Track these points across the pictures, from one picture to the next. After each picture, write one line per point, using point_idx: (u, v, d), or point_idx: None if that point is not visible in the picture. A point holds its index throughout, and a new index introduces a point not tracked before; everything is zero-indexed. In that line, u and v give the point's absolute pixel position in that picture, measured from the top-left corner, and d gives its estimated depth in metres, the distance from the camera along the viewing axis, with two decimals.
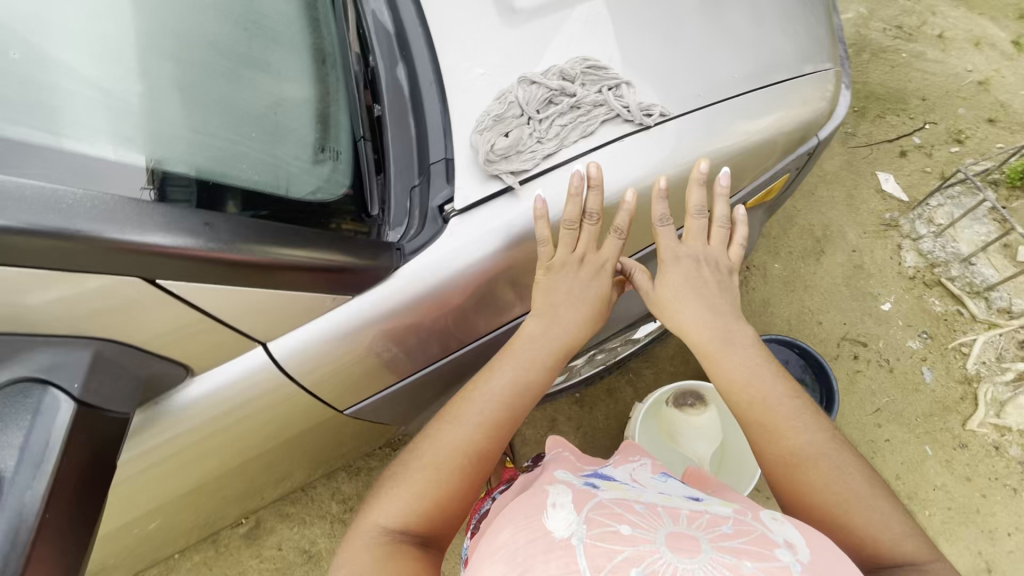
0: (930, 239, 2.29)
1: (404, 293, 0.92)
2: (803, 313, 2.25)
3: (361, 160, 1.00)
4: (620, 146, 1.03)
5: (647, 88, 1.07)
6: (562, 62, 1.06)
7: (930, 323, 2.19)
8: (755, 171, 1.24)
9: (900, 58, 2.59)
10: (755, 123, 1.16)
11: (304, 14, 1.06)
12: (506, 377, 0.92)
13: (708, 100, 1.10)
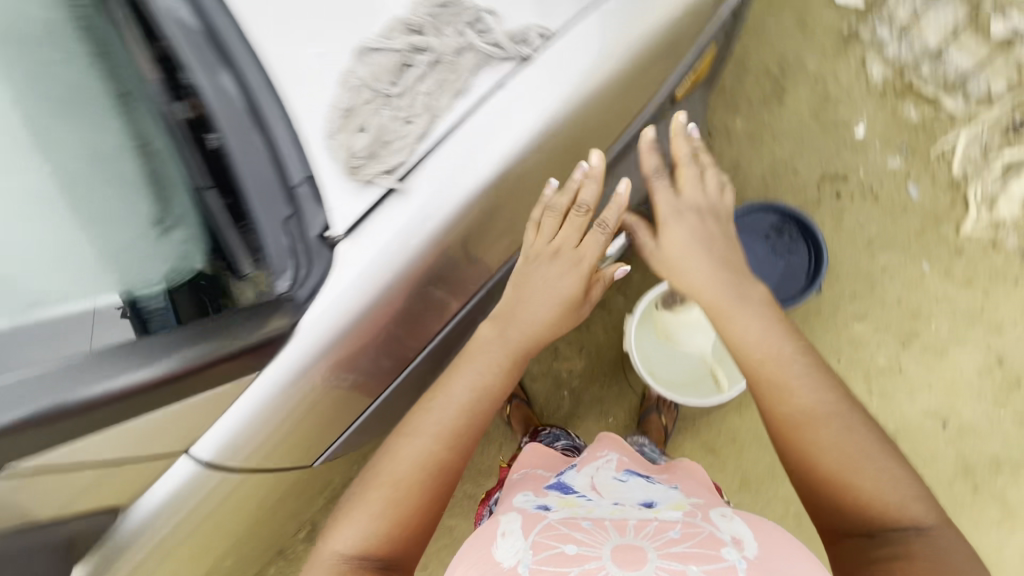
0: (895, 42, 2.08)
1: (327, 330, 0.88)
2: (777, 165, 2.12)
3: (211, 215, 0.85)
4: (497, 101, 0.97)
5: (513, 16, 1.02)
6: (407, 13, 0.99)
7: (908, 135, 2.06)
8: (666, 61, 1.13)
9: None
10: (646, 14, 1.07)
11: (85, 47, 0.87)
12: (463, 387, 0.92)
13: (583, 8, 1.04)
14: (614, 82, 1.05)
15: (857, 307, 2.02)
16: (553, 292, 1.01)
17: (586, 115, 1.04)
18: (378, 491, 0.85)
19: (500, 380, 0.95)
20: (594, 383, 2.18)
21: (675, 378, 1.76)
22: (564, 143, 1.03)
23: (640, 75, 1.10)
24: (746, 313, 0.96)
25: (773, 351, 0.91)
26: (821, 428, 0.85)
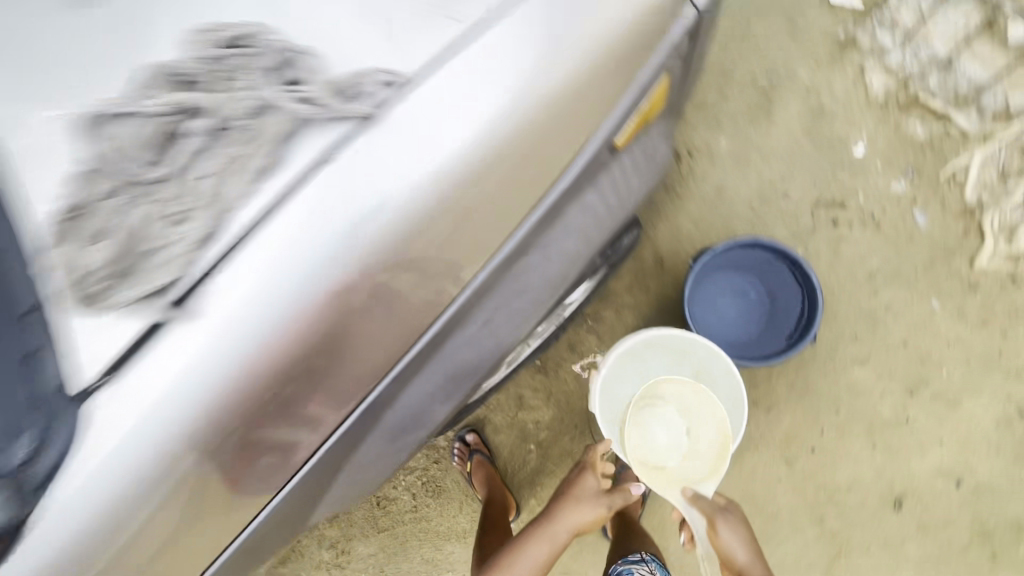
0: (898, 49, 1.85)
1: (90, 515, 0.61)
2: (765, 189, 1.88)
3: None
4: (309, 164, 0.64)
5: (342, 58, 0.67)
6: (189, 57, 0.65)
7: (915, 154, 1.82)
8: (595, 115, 0.77)
9: None
10: (557, 45, 0.69)
11: None
12: (535, 552, 1.27)
13: (451, 43, 0.66)
14: (510, 161, 0.70)
15: (859, 349, 1.78)
16: (592, 509, 1.30)
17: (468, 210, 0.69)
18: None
19: (552, 555, 1.28)
20: (564, 434, 1.94)
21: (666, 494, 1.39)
22: (435, 245, 0.69)
23: (577, 95, 0.72)
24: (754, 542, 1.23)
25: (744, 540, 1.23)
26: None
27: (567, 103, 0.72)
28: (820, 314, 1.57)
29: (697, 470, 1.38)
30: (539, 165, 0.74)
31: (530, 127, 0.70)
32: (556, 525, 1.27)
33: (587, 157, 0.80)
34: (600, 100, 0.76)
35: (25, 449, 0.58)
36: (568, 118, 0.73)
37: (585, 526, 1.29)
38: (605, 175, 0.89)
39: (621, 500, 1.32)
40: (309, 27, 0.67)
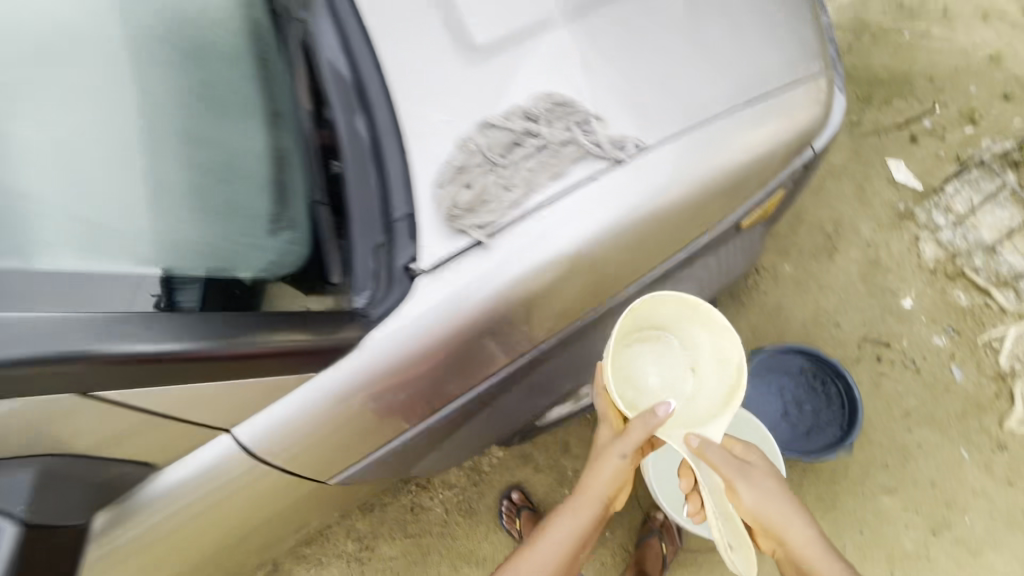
0: (949, 229, 2.19)
1: (368, 368, 0.81)
2: (819, 315, 2.15)
3: (321, 229, 0.86)
4: (594, 168, 0.89)
5: (620, 117, 0.92)
6: (525, 100, 0.91)
7: (958, 317, 2.08)
8: (745, 196, 1.07)
9: (904, 40, 2.58)
10: (744, 143, 1.01)
11: (250, 48, 0.93)
12: (565, 524, 1.05)
13: (689, 125, 0.95)
14: (696, 207, 0.99)
15: (889, 479, 1.92)
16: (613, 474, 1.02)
17: (661, 232, 0.97)
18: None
19: (586, 529, 1.06)
20: None
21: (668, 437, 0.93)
22: (639, 248, 0.96)
23: (749, 177, 1.04)
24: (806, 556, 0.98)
25: (780, 518, 0.96)
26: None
27: (742, 181, 1.03)
28: (857, 428, 1.77)
29: (706, 404, 0.96)
30: (704, 218, 1.03)
31: (720, 189, 1.00)
32: (585, 496, 1.04)
33: (731, 221, 1.10)
34: (755, 186, 1.08)
35: (194, 302, 0.74)
36: (735, 191, 1.04)
37: (613, 486, 1.03)
38: (727, 244, 1.16)
39: (637, 433, 0.91)
40: (592, 89, 0.93)
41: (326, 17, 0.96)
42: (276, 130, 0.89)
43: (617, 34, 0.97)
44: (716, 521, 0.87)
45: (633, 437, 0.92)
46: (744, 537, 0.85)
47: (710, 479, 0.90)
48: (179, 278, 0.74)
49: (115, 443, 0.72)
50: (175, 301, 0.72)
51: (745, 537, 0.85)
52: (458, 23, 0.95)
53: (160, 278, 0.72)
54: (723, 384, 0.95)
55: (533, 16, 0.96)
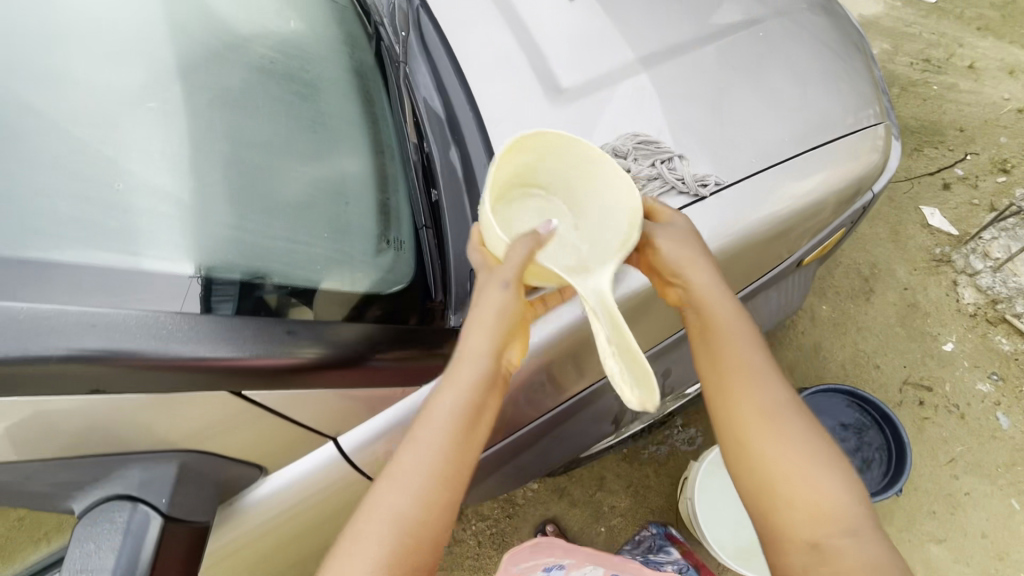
0: (988, 274, 2.19)
1: None
2: (859, 356, 2.14)
3: (423, 252, 0.87)
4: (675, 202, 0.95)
5: (699, 156, 0.98)
6: (613, 139, 0.98)
7: (1001, 364, 2.07)
8: (809, 234, 1.12)
9: (931, 91, 2.68)
10: (813, 182, 1.06)
11: (354, 84, 0.99)
12: (446, 399, 0.72)
13: (763, 166, 1.01)
14: (767, 242, 1.04)
15: (937, 528, 1.86)
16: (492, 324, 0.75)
17: (735, 265, 1.02)
18: (371, 549, 0.65)
19: (475, 399, 0.73)
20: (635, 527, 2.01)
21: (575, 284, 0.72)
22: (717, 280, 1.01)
23: (815, 217, 1.09)
24: (750, 392, 0.73)
25: (721, 308, 0.76)
26: (770, 401, 0.72)
27: (809, 220, 1.09)
28: (907, 473, 1.73)
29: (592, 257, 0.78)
30: (771, 253, 1.08)
31: (789, 227, 1.06)
32: (461, 359, 0.75)
33: (796, 258, 1.15)
34: (819, 224, 1.13)
35: (229, 307, 0.66)
36: (802, 229, 1.09)
37: (501, 335, 0.76)
38: (788, 279, 1.20)
39: (521, 257, 0.72)
40: (670, 128, 1.00)
41: (422, 64, 1.09)
42: (381, 154, 0.92)
43: (694, 80, 1.05)
44: (610, 346, 0.65)
45: (512, 266, 0.73)
46: (640, 367, 0.61)
47: (599, 283, 0.72)
48: (218, 280, 0.67)
49: (225, 440, 0.69)
50: (210, 304, 0.65)
51: (630, 340, 0.62)
52: (545, 68, 1.04)
53: (198, 278, 0.66)
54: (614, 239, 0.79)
55: (614, 64, 1.04)
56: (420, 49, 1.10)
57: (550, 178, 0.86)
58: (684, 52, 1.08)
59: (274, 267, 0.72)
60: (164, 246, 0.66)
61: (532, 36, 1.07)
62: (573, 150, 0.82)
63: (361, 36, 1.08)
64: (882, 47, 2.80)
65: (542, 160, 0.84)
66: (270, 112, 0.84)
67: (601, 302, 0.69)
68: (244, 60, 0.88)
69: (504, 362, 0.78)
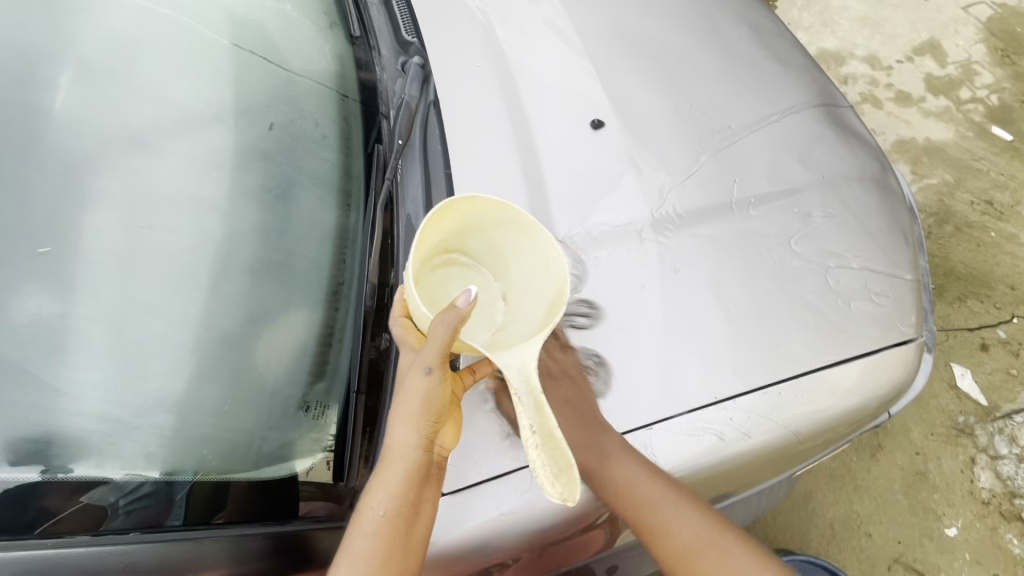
0: (1011, 462, 2.00)
1: None
2: (850, 518, 1.93)
3: (348, 423, 0.77)
4: (650, 413, 0.84)
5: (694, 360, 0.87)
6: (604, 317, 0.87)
7: (1005, 566, 1.88)
8: (811, 452, 0.98)
9: (988, 237, 2.47)
10: (822, 404, 0.93)
11: (329, 198, 0.90)
12: (379, 502, 0.69)
13: (766, 382, 0.90)
14: (757, 464, 0.90)
15: None
16: (418, 409, 0.68)
17: (716, 484, 0.89)
18: None
19: (411, 497, 0.69)
20: None
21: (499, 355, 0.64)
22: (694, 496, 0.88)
23: (820, 440, 0.96)
24: (675, 532, 0.79)
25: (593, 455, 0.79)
26: (699, 542, 0.78)
27: (813, 442, 0.95)
28: None
29: (522, 331, 0.74)
30: (761, 472, 0.93)
31: (787, 450, 0.92)
32: (388, 455, 0.70)
33: (790, 472, 1.01)
34: (823, 444, 0.98)
35: (180, 516, 0.67)
36: (804, 450, 0.95)
37: (427, 424, 0.69)
38: (776, 485, 1.05)
39: (438, 338, 0.63)
40: (666, 316, 0.88)
41: (416, 170, 0.95)
42: (337, 295, 0.83)
43: (710, 264, 0.94)
44: (529, 433, 0.56)
45: (437, 346, 0.63)
46: (565, 457, 0.54)
47: (527, 357, 0.62)
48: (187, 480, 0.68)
49: None
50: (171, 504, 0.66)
51: (553, 424, 0.56)
52: (545, 211, 0.94)
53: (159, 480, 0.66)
54: (543, 304, 0.74)
55: (622, 222, 0.95)
56: (418, 152, 0.97)
57: (469, 236, 0.80)
58: (702, 219, 0.97)
59: (182, 450, 0.68)
60: (70, 427, 0.63)
61: (541, 171, 0.98)
62: (490, 214, 0.76)
63: (356, 136, 0.97)
64: (943, 178, 2.60)
65: (460, 224, 0.77)
66: (220, 245, 0.77)
67: (525, 381, 0.60)
68: (208, 176, 0.80)
69: (434, 448, 0.73)
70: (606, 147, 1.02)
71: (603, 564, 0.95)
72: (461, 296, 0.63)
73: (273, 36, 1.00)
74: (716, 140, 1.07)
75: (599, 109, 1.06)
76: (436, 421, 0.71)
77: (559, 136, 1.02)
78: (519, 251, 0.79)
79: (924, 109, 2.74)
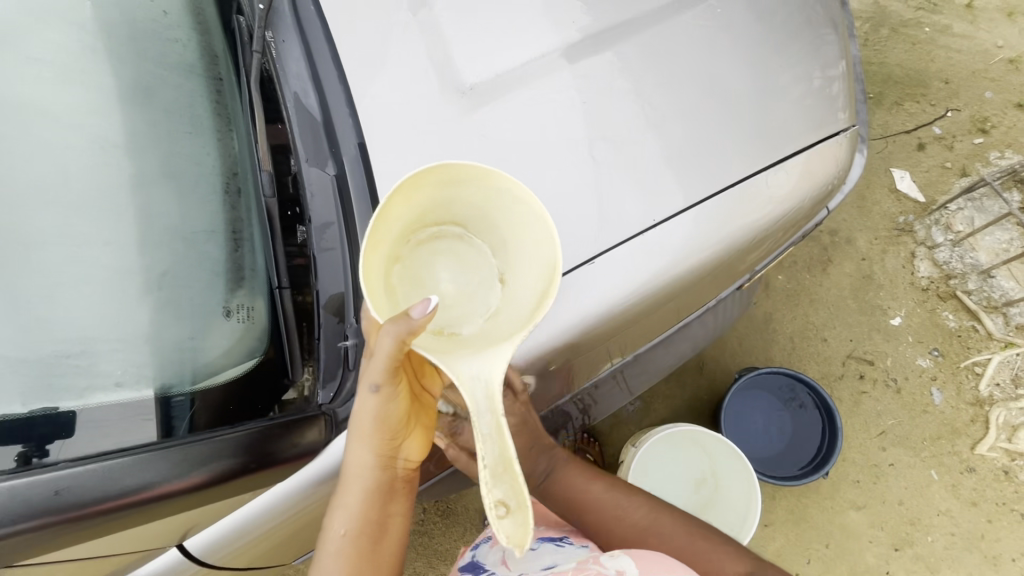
0: (947, 248, 2.13)
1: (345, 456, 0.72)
2: (807, 330, 2.07)
3: (281, 320, 0.75)
4: (591, 248, 0.82)
5: (630, 189, 0.84)
6: (533, 160, 0.82)
7: (942, 339, 2.08)
8: (753, 260, 1.01)
9: (922, 34, 2.41)
10: (760, 209, 0.93)
11: (199, 88, 0.78)
12: (340, 522, 0.67)
13: (705, 195, 0.88)
14: (703, 279, 0.93)
15: (860, 497, 1.94)
16: (374, 431, 0.66)
17: (668, 301, 0.91)
18: None
19: (375, 512, 0.68)
20: None
21: (457, 368, 0.58)
22: (648, 317, 0.91)
23: (758, 250, 0.99)
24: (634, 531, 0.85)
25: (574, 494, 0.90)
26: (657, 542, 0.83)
27: (751, 253, 0.98)
28: (839, 431, 1.76)
29: (512, 322, 0.65)
30: (706, 287, 0.96)
31: (725, 268, 0.96)
32: (347, 473, 0.69)
33: (735, 285, 1.05)
34: (762, 251, 1.01)
35: (185, 424, 0.65)
36: (743, 262, 0.99)
37: (385, 439, 0.68)
38: (727, 300, 1.10)
39: (387, 352, 0.59)
40: (593, 149, 0.83)
41: (295, 41, 0.82)
42: (233, 193, 0.75)
43: (636, 83, 0.87)
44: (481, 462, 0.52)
45: (387, 353, 0.59)
46: (522, 493, 0.51)
47: (488, 368, 0.58)
48: (175, 396, 0.65)
49: None
50: (170, 424, 0.64)
51: (511, 453, 0.52)
52: (448, 59, 0.84)
53: (157, 398, 0.64)
54: (532, 296, 0.65)
55: (533, 57, 0.85)
56: (289, 18, 0.83)
57: (452, 205, 0.69)
58: (620, 37, 0.89)
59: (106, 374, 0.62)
60: None
61: (436, 16, 0.85)
62: (479, 179, 0.64)
63: (210, 13, 0.83)
64: None
65: (438, 195, 0.67)
66: (74, 150, 0.66)
67: (489, 399, 0.56)
68: (37, 74, 0.67)
69: (400, 462, 0.71)
70: None
71: (576, 406, 1.02)
72: (417, 305, 0.57)
73: None
74: None
75: None
76: (397, 443, 0.70)
77: None
78: (518, 221, 0.67)
79: None
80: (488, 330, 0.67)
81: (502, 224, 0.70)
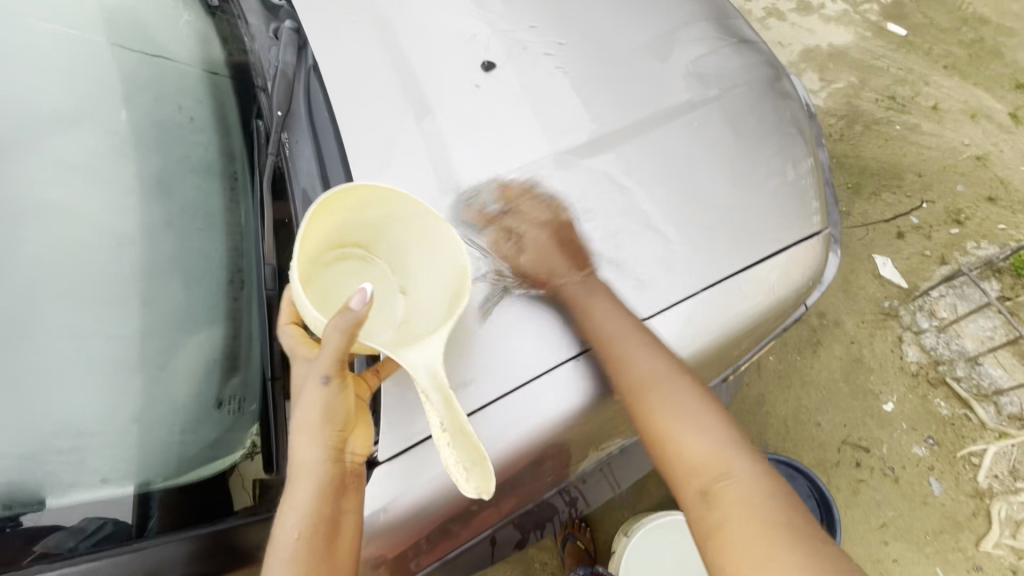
0: (933, 334, 2.17)
1: None
2: (801, 412, 2.06)
3: (271, 410, 0.75)
4: (575, 345, 0.85)
5: (615, 286, 0.88)
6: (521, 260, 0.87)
7: (937, 427, 2.07)
8: (736, 354, 1.03)
9: (893, 131, 2.59)
10: (739, 307, 0.96)
11: (214, 185, 0.84)
12: (291, 521, 0.65)
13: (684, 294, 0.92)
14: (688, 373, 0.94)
15: None
16: (318, 423, 0.65)
17: None
18: None
19: (327, 510, 0.66)
20: None
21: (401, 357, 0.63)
22: None
23: (739, 345, 1.01)
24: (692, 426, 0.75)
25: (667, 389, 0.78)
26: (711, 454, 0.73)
27: (733, 349, 1.00)
28: (837, 523, 1.71)
29: (424, 325, 0.72)
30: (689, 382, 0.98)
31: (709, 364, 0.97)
32: (295, 471, 0.66)
33: (720, 377, 1.06)
34: (744, 347, 1.04)
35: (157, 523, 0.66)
36: (726, 358, 1.01)
37: (333, 433, 0.66)
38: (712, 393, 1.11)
39: (336, 344, 0.59)
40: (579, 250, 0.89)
41: (306, 143, 0.89)
42: (235, 282, 0.79)
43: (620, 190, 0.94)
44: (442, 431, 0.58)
45: (335, 349, 0.60)
46: (479, 449, 0.56)
47: (430, 356, 0.64)
48: (152, 493, 0.66)
49: None
50: (144, 521, 0.65)
51: (463, 419, 0.57)
52: (446, 163, 0.91)
53: (135, 495, 0.65)
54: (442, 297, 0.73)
55: (526, 163, 0.93)
56: (305, 123, 0.91)
57: (363, 229, 0.76)
58: (605, 147, 0.97)
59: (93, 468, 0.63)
60: None
61: (437, 124, 0.93)
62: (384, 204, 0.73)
63: (233, 116, 0.91)
64: (848, 80, 2.69)
65: (353, 218, 0.73)
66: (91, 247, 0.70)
67: (435, 380, 0.62)
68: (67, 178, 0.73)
69: (347, 456, 0.69)
70: (499, 89, 0.98)
71: (562, 498, 1.01)
72: (356, 296, 0.58)
73: (118, 10, 0.91)
74: (614, 66, 1.05)
75: (488, 50, 1.02)
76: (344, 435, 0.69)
77: (448, 81, 0.97)
78: (419, 237, 0.76)
79: (824, 16, 2.81)
80: (404, 335, 0.72)
81: (402, 246, 0.78)
